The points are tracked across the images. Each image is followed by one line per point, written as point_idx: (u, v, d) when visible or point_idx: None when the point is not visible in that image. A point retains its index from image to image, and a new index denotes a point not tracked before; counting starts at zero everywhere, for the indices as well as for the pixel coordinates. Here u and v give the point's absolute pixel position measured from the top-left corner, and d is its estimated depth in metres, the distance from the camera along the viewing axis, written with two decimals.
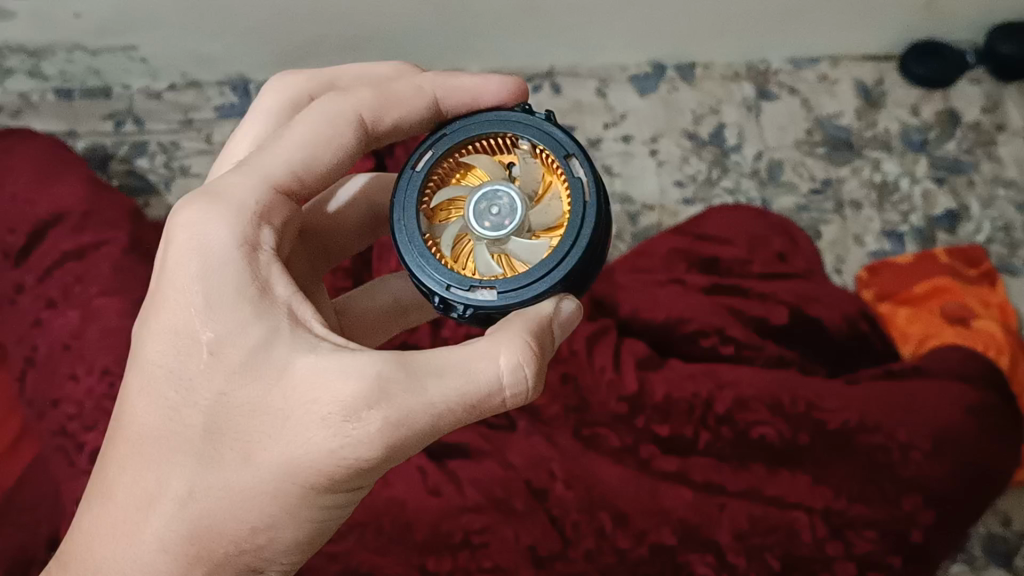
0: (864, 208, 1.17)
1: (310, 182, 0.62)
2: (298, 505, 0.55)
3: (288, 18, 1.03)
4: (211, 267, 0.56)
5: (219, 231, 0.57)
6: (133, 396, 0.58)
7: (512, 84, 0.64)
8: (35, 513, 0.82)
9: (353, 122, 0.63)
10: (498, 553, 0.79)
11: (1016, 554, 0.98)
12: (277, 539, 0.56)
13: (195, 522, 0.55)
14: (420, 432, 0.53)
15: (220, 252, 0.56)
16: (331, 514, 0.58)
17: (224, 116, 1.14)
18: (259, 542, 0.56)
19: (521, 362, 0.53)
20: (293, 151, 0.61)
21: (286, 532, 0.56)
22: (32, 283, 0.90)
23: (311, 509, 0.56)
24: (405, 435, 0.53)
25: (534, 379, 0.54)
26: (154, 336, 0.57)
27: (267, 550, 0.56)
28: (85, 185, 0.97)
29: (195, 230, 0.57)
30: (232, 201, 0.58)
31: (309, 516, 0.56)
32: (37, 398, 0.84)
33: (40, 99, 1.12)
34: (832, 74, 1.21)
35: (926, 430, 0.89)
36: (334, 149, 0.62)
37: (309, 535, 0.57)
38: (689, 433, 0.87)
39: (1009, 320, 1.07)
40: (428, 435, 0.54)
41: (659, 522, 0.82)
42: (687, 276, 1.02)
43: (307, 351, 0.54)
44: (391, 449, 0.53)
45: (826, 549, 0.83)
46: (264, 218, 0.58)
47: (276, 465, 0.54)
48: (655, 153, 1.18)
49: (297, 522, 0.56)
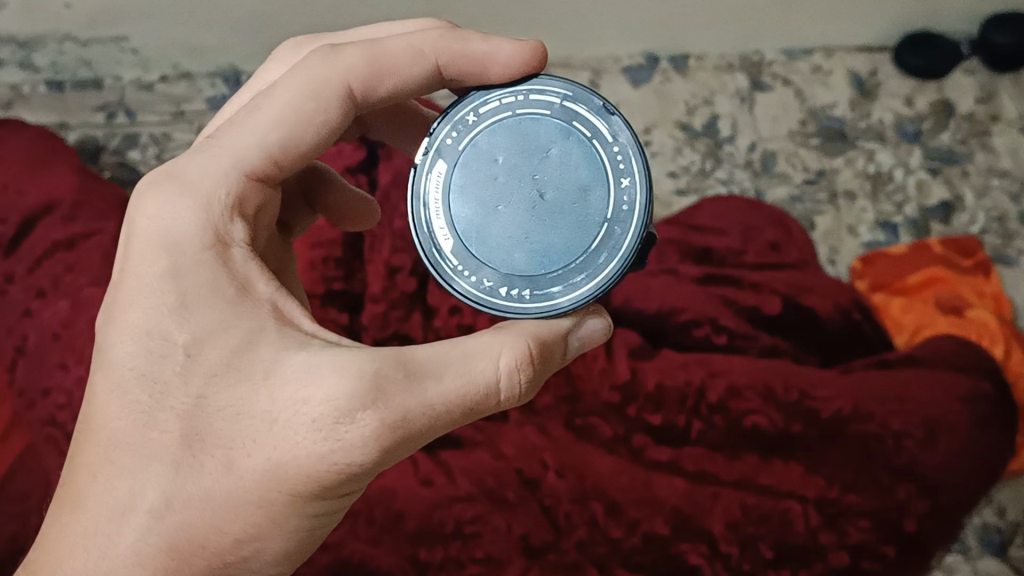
0: (859, 199, 1.17)
1: (288, 164, 0.59)
2: (285, 515, 0.53)
3: (280, 8, 1.03)
4: (185, 264, 0.54)
5: (187, 221, 0.55)
6: (103, 399, 0.55)
7: (525, 52, 0.56)
8: (23, 504, 0.82)
9: (340, 95, 0.59)
10: (490, 543, 0.79)
11: (1010, 544, 0.98)
12: (264, 549, 0.54)
13: (173, 534, 0.53)
14: (414, 435, 0.51)
15: (198, 247, 0.54)
16: (321, 523, 0.55)
17: (214, 108, 1.13)
18: (244, 553, 0.54)
19: (520, 364, 0.51)
20: (269, 131, 0.57)
21: (272, 542, 0.54)
22: (22, 273, 0.89)
23: (298, 518, 0.54)
24: (399, 438, 0.50)
25: (532, 384, 0.52)
26: (124, 336, 0.54)
27: (253, 561, 0.55)
28: (75, 174, 0.96)
29: (165, 225, 0.55)
30: (197, 187, 0.56)
31: (296, 526, 0.54)
32: (27, 387, 0.84)
33: (32, 91, 1.11)
34: (826, 65, 1.21)
35: (919, 417, 0.89)
36: (316, 127, 0.58)
37: (296, 545, 0.55)
38: (682, 422, 0.87)
39: (1003, 311, 1.08)
40: (425, 435, 0.51)
41: (652, 512, 0.82)
42: (680, 266, 1.00)
43: (297, 350, 0.52)
44: (383, 455, 0.51)
45: (819, 538, 0.84)
46: (236, 211, 0.56)
47: (261, 472, 0.51)
48: (648, 144, 1.17)
49: (285, 534, 0.54)
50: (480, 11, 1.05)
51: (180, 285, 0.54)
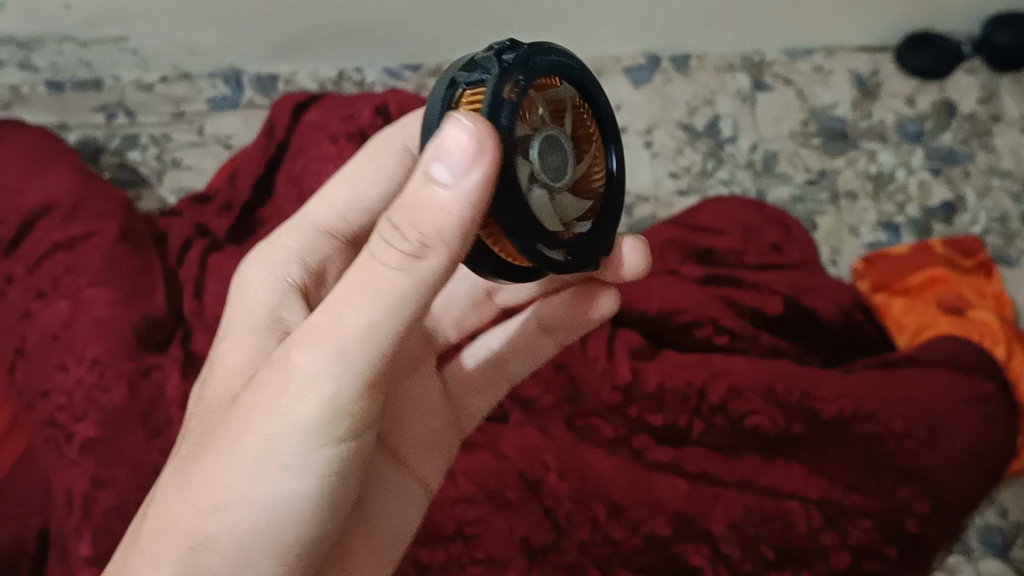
0: (861, 199, 1.16)
1: (356, 222, 0.66)
2: (247, 468, 0.49)
3: (282, 9, 1.04)
4: (241, 303, 0.63)
5: (253, 270, 0.64)
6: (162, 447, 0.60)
7: None
8: (23, 504, 0.81)
9: (400, 154, 0.65)
10: (491, 544, 0.78)
11: (1013, 545, 0.97)
12: (234, 516, 0.49)
13: (160, 525, 0.50)
14: (339, 341, 0.47)
15: (253, 289, 0.63)
16: (298, 479, 0.50)
17: (216, 108, 1.13)
18: (216, 525, 0.49)
19: (398, 236, 0.45)
20: (340, 193, 0.66)
21: (242, 506, 0.49)
22: (22, 274, 0.89)
23: (261, 474, 0.49)
24: (331, 356, 0.47)
25: (432, 253, 0.45)
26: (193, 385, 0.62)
27: (229, 534, 0.49)
28: (74, 174, 0.96)
29: (238, 276, 0.65)
30: (275, 247, 0.65)
31: (265, 489, 0.49)
32: (27, 389, 0.83)
33: (31, 91, 1.11)
34: (827, 65, 1.21)
35: (921, 418, 0.89)
36: (381, 183, 0.65)
37: (278, 510, 0.50)
38: (683, 423, 0.87)
39: (1005, 312, 1.07)
40: (358, 350, 0.47)
41: (653, 512, 0.81)
42: (681, 267, 1.00)
43: None
44: (318, 369, 0.48)
45: (821, 539, 0.83)
46: (305, 261, 0.65)
47: (223, 431, 0.50)
48: (649, 144, 1.17)
49: (253, 495, 0.49)
50: (482, 11, 1.05)
51: (233, 320, 0.63)
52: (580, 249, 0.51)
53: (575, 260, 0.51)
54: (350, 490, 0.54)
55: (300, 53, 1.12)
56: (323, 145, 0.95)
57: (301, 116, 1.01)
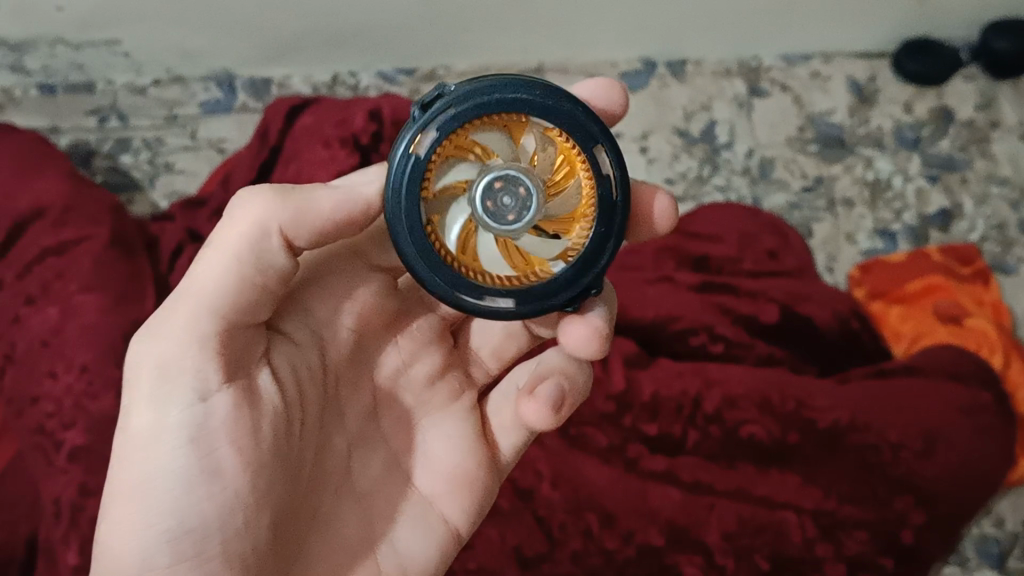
0: (857, 206, 1.16)
1: None
2: (122, 443, 0.53)
3: (273, 11, 1.03)
4: None
5: None
6: None
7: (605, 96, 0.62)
8: (10, 512, 0.80)
9: None
10: (484, 554, 0.78)
11: (1008, 555, 0.97)
12: (118, 490, 0.52)
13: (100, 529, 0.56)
14: (170, 313, 0.53)
15: None
16: (164, 448, 0.52)
17: (209, 112, 1.13)
18: (108, 506, 0.53)
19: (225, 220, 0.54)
20: None
21: (125, 486, 0.52)
22: (12, 279, 0.88)
23: (130, 443, 0.53)
24: (168, 319, 0.53)
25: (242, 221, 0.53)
26: None
27: (114, 510, 0.52)
28: (65, 179, 0.95)
29: None
30: None
31: (133, 458, 0.52)
32: (16, 395, 0.82)
33: (23, 94, 1.09)
34: (824, 71, 1.20)
35: (917, 428, 0.88)
36: None
37: (151, 479, 0.52)
38: (677, 432, 0.86)
39: (1002, 320, 1.07)
40: (188, 306, 0.53)
41: (647, 523, 0.81)
42: (676, 274, 0.99)
43: None
44: (152, 346, 0.53)
45: (816, 550, 0.83)
46: None
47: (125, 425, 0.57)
48: (645, 150, 1.16)
49: (132, 473, 0.52)
50: (476, 14, 1.05)
51: None
52: (530, 296, 0.54)
53: (523, 307, 0.54)
54: (235, 459, 0.53)
55: (293, 56, 1.12)
56: (317, 149, 0.95)
57: (294, 120, 1.01)
